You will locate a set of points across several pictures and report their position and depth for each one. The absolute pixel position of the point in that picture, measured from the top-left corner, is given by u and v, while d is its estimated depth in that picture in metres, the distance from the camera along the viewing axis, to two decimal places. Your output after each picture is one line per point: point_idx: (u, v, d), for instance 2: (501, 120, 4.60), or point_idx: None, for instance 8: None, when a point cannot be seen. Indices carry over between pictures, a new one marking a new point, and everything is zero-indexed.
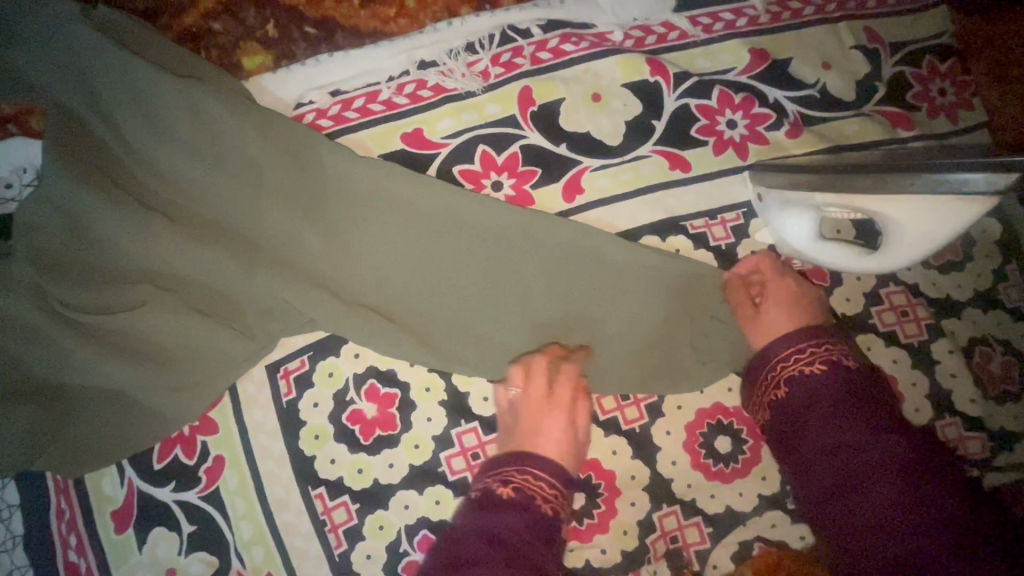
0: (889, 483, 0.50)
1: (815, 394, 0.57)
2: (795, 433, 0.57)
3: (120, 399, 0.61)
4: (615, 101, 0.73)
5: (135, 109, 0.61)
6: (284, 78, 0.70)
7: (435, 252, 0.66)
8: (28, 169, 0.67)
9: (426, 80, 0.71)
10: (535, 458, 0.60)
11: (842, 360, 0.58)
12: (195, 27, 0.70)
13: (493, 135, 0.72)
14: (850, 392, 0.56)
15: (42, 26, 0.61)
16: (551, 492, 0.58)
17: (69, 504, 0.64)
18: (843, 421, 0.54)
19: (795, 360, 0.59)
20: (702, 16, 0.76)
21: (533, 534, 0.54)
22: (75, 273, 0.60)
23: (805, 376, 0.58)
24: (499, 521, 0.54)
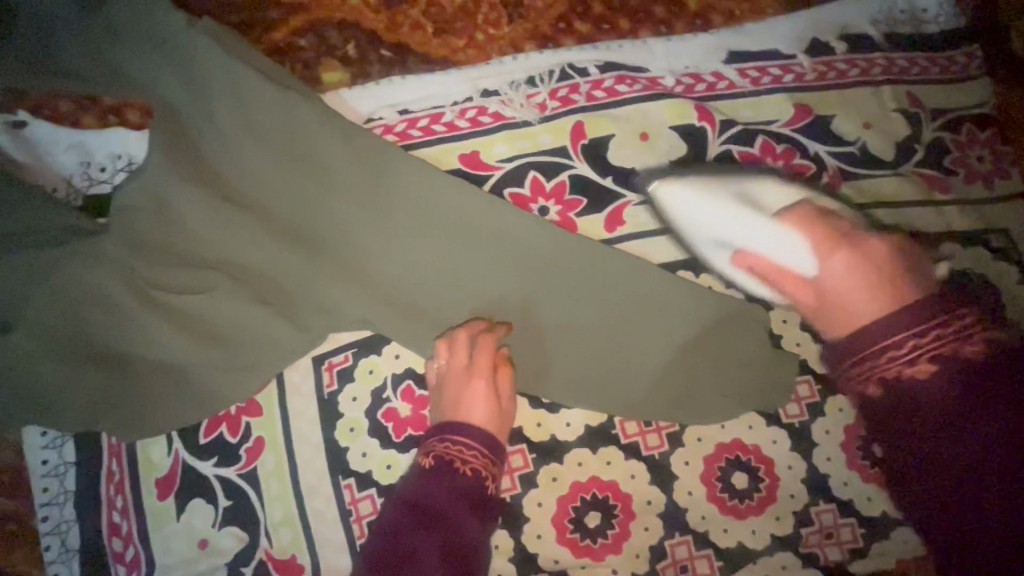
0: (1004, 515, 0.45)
1: (906, 398, 0.50)
2: (905, 425, 0.50)
3: (180, 373, 0.66)
4: (661, 141, 0.78)
5: (228, 113, 0.68)
6: (358, 94, 0.75)
7: (481, 266, 0.70)
8: (123, 156, 0.73)
9: (487, 106, 0.76)
10: (461, 430, 0.65)
11: (957, 347, 0.49)
12: (283, 42, 0.76)
13: (544, 163, 0.76)
14: (965, 399, 0.48)
15: (156, 36, 0.68)
16: (471, 456, 0.63)
17: (118, 467, 0.68)
18: (963, 436, 0.47)
19: (909, 348, 0.50)
20: (750, 69, 0.80)
21: (465, 499, 0.61)
22: (154, 252, 0.65)
23: (936, 358, 0.49)
24: (431, 487, 0.61)
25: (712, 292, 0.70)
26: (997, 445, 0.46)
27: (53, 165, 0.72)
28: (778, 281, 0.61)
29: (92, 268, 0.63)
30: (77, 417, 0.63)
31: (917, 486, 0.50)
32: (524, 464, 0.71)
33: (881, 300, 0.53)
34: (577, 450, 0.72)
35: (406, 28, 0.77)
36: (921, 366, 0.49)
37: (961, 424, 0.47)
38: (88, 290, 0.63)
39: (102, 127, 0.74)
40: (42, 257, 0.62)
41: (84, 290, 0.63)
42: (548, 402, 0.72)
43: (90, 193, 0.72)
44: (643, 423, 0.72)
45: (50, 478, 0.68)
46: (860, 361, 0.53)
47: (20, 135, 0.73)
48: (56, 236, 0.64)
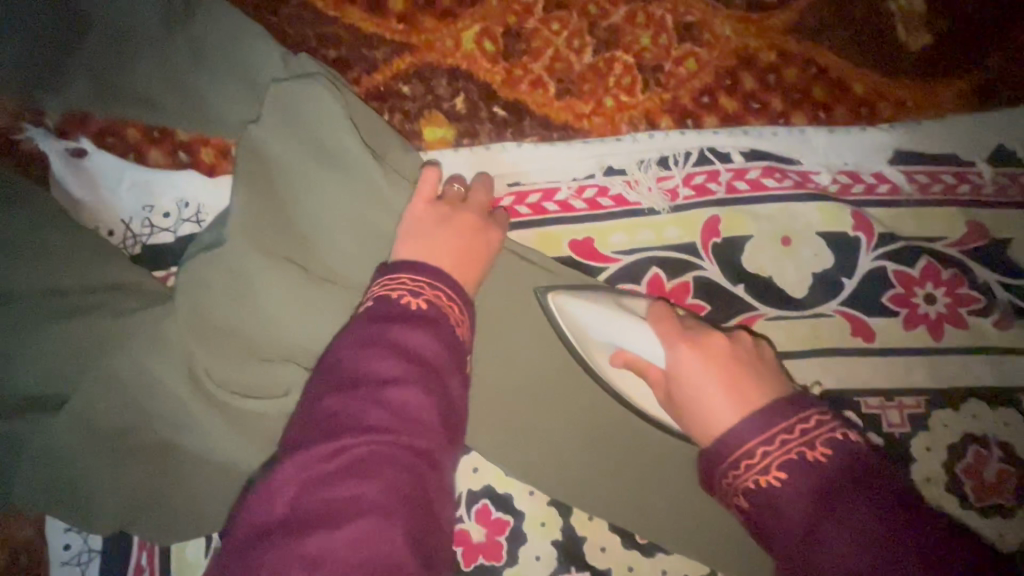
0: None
1: (770, 510, 0.44)
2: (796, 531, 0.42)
3: (231, 471, 0.56)
4: (805, 249, 0.66)
5: (315, 173, 0.57)
6: (462, 157, 0.65)
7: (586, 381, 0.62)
8: (190, 203, 0.63)
9: (609, 187, 0.65)
10: (420, 268, 0.49)
11: (808, 447, 0.44)
12: (383, 86, 0.66)
13: (667, 259, 0.65)
14: (830, 490, 0.42)
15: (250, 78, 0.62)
16: (427, 292, 0.47)
17: (148, 562, 0.60)
18: (830, 518, 0.41)
19: (748, 465, 0.45)
20: (920, 174, 0.68)
21: (422, 358, 0.42)
22: (209, 330, 0.54)
23: (788, 464, 0.44)
24: (376, 326, 0.44)
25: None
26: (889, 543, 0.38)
27: (110, 204, 0.63)
28: (691, 417, 0.51)
29: (143, 343, 0.54)
30: (111, 517, 0.54)
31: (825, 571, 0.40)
32: None
33: (744, 409, 0.48)
34: None
35: (524, 85, 0.67)
36: (777, 474, 0.44)
37: (834, 488, 0.42)
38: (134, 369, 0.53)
39: (170, 165, 0.65)
40: (95, 327, 0.54)
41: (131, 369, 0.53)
42: (644, 544, 0.62)
43: (149, 242, 0.63)
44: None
45: (71, 566, 0.59)
46: (730, 475, 0.46)
47: (79, 165, 0.64)
48: (116, 301, 0.56)
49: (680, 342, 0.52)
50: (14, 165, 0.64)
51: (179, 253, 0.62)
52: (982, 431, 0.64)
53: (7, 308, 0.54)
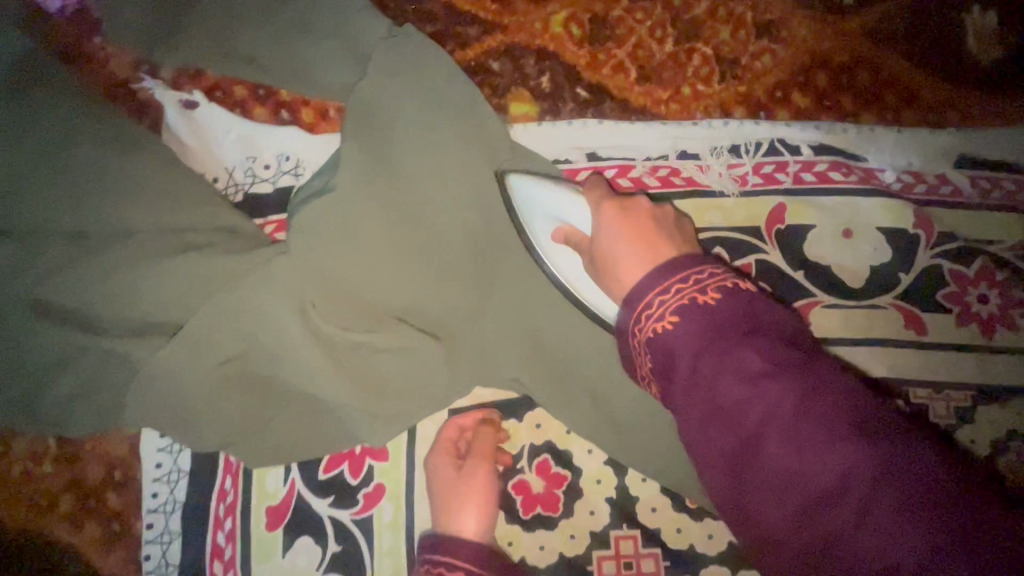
0: (785, 450, 0.35)
1: (664, 351, 0.42)
2: (682, 374, 0.41)
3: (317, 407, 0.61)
4: (865, 242, 0.69)
5: (418, 137, 0.62)
6: (544, 131, 0.69)
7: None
8: (290, 157, 0.68)
9: (682, 169, 0.69)
10: (458, 486, 0.61)
11: (702, 292, 0.42)
12: (475, 61, 0.70)
13: (732, 241, 0.68)
14: (721, 331, 0.40)
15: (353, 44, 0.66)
16: (459, 541, 0.55)
17: (232, 487, 0.64)
18: (735, 371, 0.38)
19: (646, 314, 0.44)
20: (981, 178, 0.70)
21: (472, 573, 0.52)
22: (313, 273, 0.59)
23: (682, 307, 0.42)
24: (430, 558, 0.54)
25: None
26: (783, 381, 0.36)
27: (217, 153, 0.68)
28: (615, 277, 0.50)
29: (249, 278, 0.58)
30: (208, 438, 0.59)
31: (690, 423, 0.39)
32: (654, 572, 0.64)
33: (652, 262, 0.48)
34: (714, 570, 0.64)
35: (607, 69, 0.71)
36: (671, 317, 0.42)
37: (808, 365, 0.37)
38: (239, 302, 0.58)
39: (273, 122, 0.69)
40: (207, 263, 0.59)
41: (238, 302, 0.58)
42: (693, 509, 0.65)
43: (250, 190, 0.68)
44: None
45: (161, 484, 0.64)
46: (639, 324, 0.44)
47: (189, 116, 0.69)
48: (224, 241, 0.61)
49: (675, 230, 0.52)
50: (127, 111, 0.69)
51: (279, 203, 0.67)
52: None
53: (131, 239, 0.59)
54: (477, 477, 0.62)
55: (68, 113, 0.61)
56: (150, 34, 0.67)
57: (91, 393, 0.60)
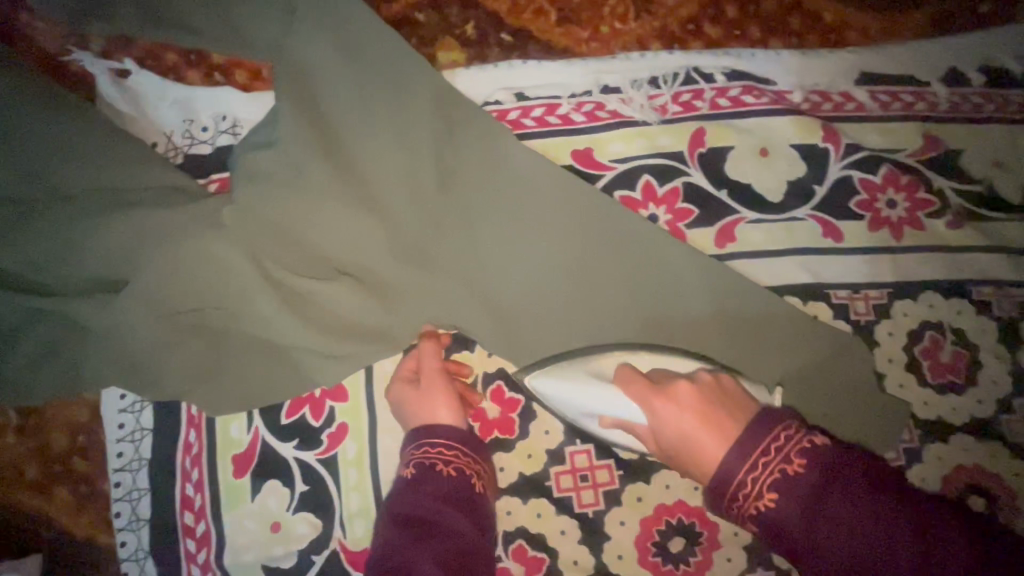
0: (872, 542, 0.48)
1: (773, 530, 0.52)
2: (773, 530, 0.52)
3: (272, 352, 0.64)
4: (781, 159, 0.74)
5: (347, 85, 0.64)
6: (472, 76, 0.72)
7: (589, 273, 0.67)
8: (226, 117, 0.70)
9: (606, 103, 0.72)
10: (433, 433, 0.63)
11: (784, 467, 0.53)
12: (401, 14, 0.73)
13: (657, 166, 0.72)
14: (815, 502, 0.50)
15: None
16: (453, 455, 0.62)
17: (196, 439, 0.66)
18: (853, 522, 0.49)
19: (749, 494, 0.53)
20: (882, 93, 0.76)
21: (461, 506, 0.59)
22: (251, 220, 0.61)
23: (777, 483, 0.52)
24: (418, 492, 0.60)
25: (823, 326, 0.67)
26: (889, 554, 0.48)
27: (156, 119, 0.70)
28: (698, 464, 0.58)
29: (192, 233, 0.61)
30: (166, 389, 0.62)
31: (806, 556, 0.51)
32: (608, 480, 0.69)
33: (732, 445, 0.56)
34: (664, 472, 0.69)
35: (529, 13, 0.74)
36: (771, 494, 0.52)
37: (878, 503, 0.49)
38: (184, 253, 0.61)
39: (208, 85, 0.71)
40: (149, 220, 0.60)
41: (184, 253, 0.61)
42: None
43: (189, 152, 0.69)
44: None
45: (125, 443, 0.66)
46: (737, 501, 0.54)
47: (124, 84, 0.70)
48: (162, 198, 0.62)
49: (727, 400, 0.60)
50: (61, 84, 0.70)
51: (218, 161, 0.68)
52: (937, 319, 0.74)
53: (72, 203, 0.61)
54: (437, 394, 0.64)
55: None
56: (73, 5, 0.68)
57: (49, 356, 0.62)
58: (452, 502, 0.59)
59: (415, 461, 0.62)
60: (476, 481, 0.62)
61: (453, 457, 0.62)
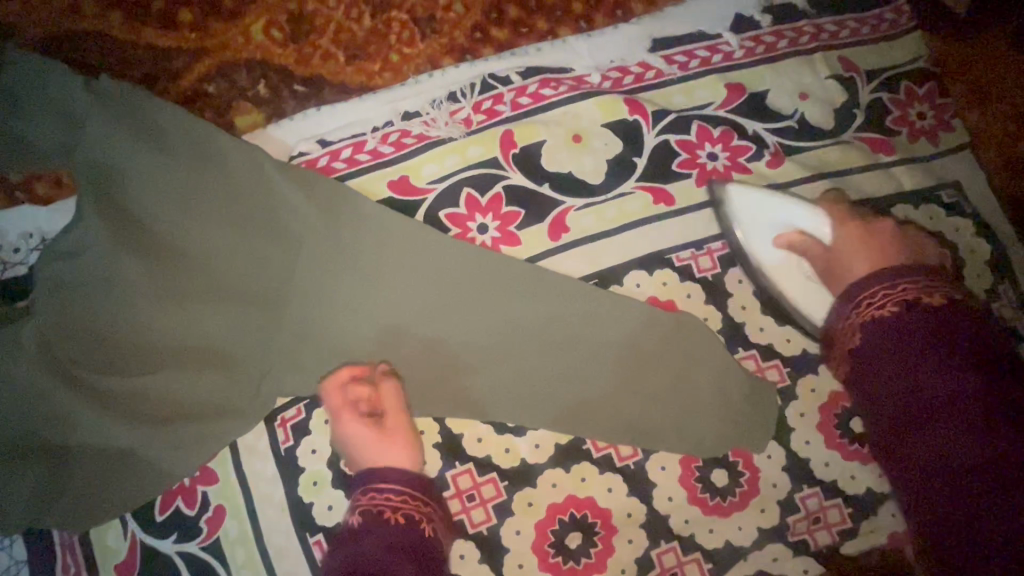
0: (948, 388, 0.50)
1: (884, 342, 0.55)
2: (874, 359, 0.55)
3: (123, 456, 0.63)
4: (595, 141, 0.75)
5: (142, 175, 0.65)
6: (274, 135, 0.73)
7: (421, 304, 0.68)
8: (36, 234, 0.70)
9: (410, 129, 0.73)
10: (378, 477, 0.62)
11: (918, 295, 0.55)
12: (192, 90, 0.74)
13: (475, 178, 0.73)
14: (937, 335, 0.53)
15: (61, 104, 0.67)
16: (402, 502, 0.61)
17: (74, 559, 0.65)
18: (946, 362, 0.51)
19: (885, 295, 0.57)
20: (676, 54, 0.77)
21: (405, 549, 0.56)
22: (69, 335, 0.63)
23: (904, 303, 0.55)
24: (363, 542, 0.57)
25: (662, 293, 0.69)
26: (926, 357, 0.52)
27: None
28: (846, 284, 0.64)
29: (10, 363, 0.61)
30: (18, 518, 0.61)
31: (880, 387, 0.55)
32: (496, 494, 0.69)
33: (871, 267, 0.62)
34: (549, 471, 0.70)
35: (317, 59, 0.75)
36: (891, 308, 0.56)
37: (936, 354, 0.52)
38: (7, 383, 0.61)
39: (10, 206, 0.71)
40: None
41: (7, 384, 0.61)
42: (513, 426, 0.70)
43: (5, 277, 0.69)
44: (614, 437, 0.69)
45: None
46: (857, 309, 0.58)
47: None
48: None
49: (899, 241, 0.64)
50: None
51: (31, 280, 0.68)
52: None
53: None
54: (393, 430, 0.64)
55: None
56: None
57: None
58: (396, 548, 0.56)
59: (362, 508, 0.60)
60: (426, 526, 0.60)
61: (402, 504, 0.61)
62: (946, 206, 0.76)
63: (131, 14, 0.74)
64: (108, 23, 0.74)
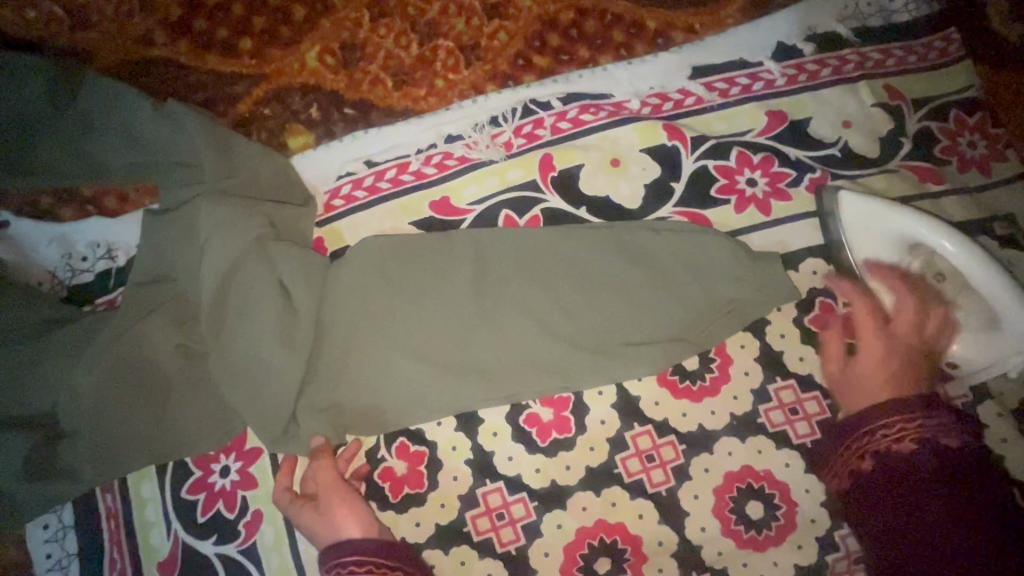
0: (935, 531, 0.45)
1: (892, 496, 0.49)
2: (875, 496, 0.49)
3: (155, 438, 0.64)
4: (634, 166, 0.76)
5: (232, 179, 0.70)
6: (324, 155, 0.76)
7: (433, 311, 0.70)
8: (101, 244, 0.74)
9: (452, 151, 0.76)
10: (345, 553, 0.58)
11: (931, 434, 0.49)
12: (248, 113, 0.78)
13: (514, 200, 0.75)
14: (953, 508, 0.45)
15: (131, 126, 0.72)
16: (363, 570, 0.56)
17: (120, 555, 0.68)
18: (944, 503, 0.46)
19: (871, 436, 0.52)
20: (717, 82, 0.78)
21: None
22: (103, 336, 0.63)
23: (914, 440, 0.49)
24: None
25: (687, 284, 0.71)
26: (936, 487, 0.47)
27: (35, 261, 0.74)
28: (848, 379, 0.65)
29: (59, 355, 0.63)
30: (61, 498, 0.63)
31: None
32: (526, 514, 0.69)
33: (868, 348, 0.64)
34: (579, 494, 0.69)
35: (367, 84, 0.78)
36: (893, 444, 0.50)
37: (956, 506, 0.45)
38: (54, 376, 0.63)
39: (81, 218, 0.76)
40: (24, 355, 0.63)
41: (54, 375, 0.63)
42: (546, 445, 0.70)
43: (72, 283, 0.73)
44: (645, 434, 0.71)
45: (54, 571, 0.68)
46: (859, 441, 0.53)
47: (4, 234, 0.74)
48: (41, 330, 0.66)
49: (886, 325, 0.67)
50: None
51: (98, 290, 0.72)
52: (824, 284, 0.74)
53: None
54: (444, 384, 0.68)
55: None
56: None
57: None
58: None
59: None
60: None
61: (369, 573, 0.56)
62: (999, 238, 0.73)
63: (196, 42, 0.79)
64: (176, 52, 0.80)
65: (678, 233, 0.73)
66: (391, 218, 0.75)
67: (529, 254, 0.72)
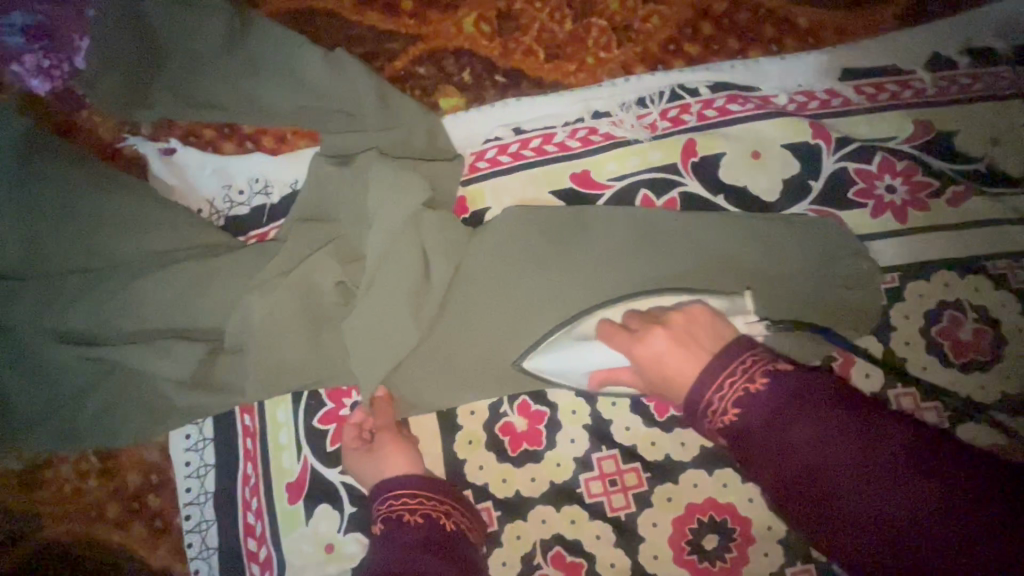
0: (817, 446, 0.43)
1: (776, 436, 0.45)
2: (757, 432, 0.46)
3: (307, 363, 0.68)
4: (774, 160, 0.77)
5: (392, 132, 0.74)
6: (474, 118, 0.79)
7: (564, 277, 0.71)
8: (259, 180, 0.79)
9: (598, 127, 0.78)
10: (391, 488, 0.64)
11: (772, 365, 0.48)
12: (403, 70, 0.81)
13: (653, 181, 0.76)
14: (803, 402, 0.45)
15: (298, 71, 0.76)
16: (416, 503, 0.62)
17: (254, 471, 0.73)
18: (832, 424, 0.43)
19: (731, 382, 0.48)
20: (866, 86, 0.79)
21: (431, 548, 0.57)
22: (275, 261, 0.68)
23: (742, 397, 0.47)
24: (391, 548, 0.58)
25: (824, 282, 0.71)
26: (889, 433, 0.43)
27: (197, 189, 0.79)
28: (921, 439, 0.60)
29: (229, 278, 0.68)
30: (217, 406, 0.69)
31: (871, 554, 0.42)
32: (637, 483, 0.71)
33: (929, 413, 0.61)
34: (692, 471, 0.71)
35: (519, 54, 0.81)
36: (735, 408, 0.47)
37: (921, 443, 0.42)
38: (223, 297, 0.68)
39: (239, 153, 0.81)
40: (197, 272, 0.68)
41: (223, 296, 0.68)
42: (664, 421, 0.72)
43: (229, 214, 0.78)
44: None
45: (192, 479, 0.73)
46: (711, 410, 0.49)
47: (172, 161, 0.80)
48: (209, 253, 0.71)
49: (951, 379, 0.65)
50: (116, 166, 0.80)
51: (253, 222, 0.77)
52: (953, 297, 0.73)
53: (130, 268, 0.69)
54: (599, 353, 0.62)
55: (60, 174, 0.71)
56: (120, 99, 0.76)
57: (122, 407, 0.70)
58: (418, 548, 0.57)
59: (383, 517, 0.62)
60: (445, 520, 0.62)
61: (418, 505, 0.62)
62: None
63: None
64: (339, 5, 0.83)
65: (818, 228, 0.73)
66: (533, 185, 0.77)
67: (663, 226, 0.72)
